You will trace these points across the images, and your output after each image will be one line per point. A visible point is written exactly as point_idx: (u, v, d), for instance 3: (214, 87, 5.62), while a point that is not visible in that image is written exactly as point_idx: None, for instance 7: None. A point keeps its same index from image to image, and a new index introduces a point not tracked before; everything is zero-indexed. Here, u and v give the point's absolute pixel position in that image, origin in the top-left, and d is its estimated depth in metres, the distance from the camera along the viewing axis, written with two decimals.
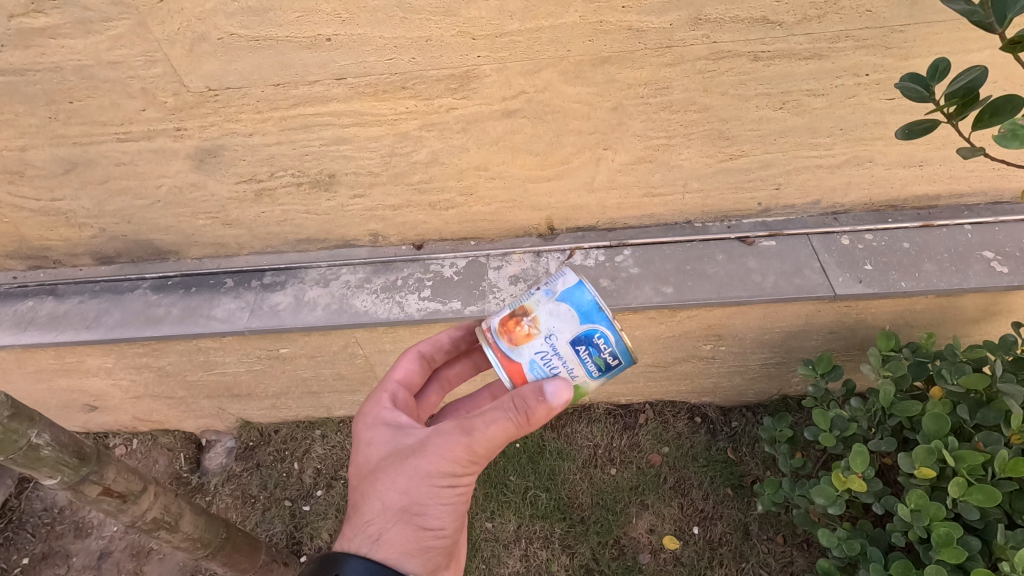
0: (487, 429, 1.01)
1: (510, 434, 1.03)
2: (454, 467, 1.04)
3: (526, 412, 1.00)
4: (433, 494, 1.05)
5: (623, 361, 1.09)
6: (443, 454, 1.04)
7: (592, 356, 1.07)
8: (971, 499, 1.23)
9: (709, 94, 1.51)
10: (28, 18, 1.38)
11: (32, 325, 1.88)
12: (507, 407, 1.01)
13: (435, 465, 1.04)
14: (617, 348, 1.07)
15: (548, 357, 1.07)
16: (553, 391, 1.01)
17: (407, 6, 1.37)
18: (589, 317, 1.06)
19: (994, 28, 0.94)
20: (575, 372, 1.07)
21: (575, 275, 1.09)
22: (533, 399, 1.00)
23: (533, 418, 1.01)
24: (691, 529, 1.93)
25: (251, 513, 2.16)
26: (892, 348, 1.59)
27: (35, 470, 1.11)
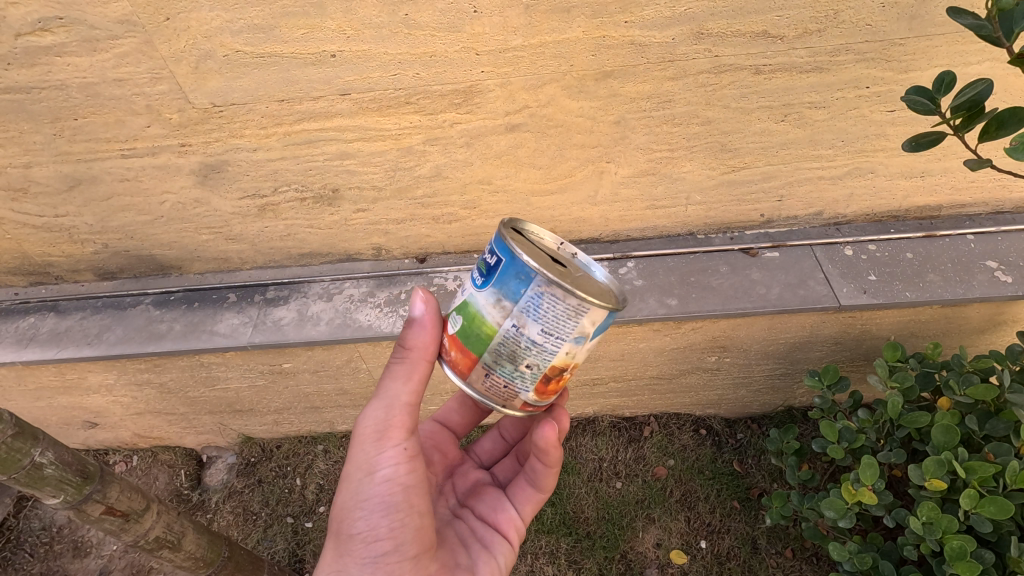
0: (385, 392, 1.11)
1: (409, 383, 1.12)
2: (370, 444, 1.12)
3: (409, 353, 1.11)
4: (358, 488, 1.13)
5: (502, 257, 1.00)
6: (360, 435, 1.14)
7: (476, 263, 1.07)
8: (983, 511, 1.22)
9: (711, 107, 1.52)
10: (35, 37, 1.39)
11: (34, 341, 1.87)
12: (395, 360, 1.13)
13: (352, 453, 1.14)
14: (493, 242, 1.03)
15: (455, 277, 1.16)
16: (413, 301, 1.13)
17: (412, 23, 1.38)
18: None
19: (1002, 43, 0.95)
20: (466, 283, 1.09)
21: None
22: (408, 329, 1.12)
23: (418, 354, 1.12)
24: (698, 543, 1.91)
25: (253, 530, 2.14)
26: (898, 359, 1.58)
27: (37, 489, 1.10)
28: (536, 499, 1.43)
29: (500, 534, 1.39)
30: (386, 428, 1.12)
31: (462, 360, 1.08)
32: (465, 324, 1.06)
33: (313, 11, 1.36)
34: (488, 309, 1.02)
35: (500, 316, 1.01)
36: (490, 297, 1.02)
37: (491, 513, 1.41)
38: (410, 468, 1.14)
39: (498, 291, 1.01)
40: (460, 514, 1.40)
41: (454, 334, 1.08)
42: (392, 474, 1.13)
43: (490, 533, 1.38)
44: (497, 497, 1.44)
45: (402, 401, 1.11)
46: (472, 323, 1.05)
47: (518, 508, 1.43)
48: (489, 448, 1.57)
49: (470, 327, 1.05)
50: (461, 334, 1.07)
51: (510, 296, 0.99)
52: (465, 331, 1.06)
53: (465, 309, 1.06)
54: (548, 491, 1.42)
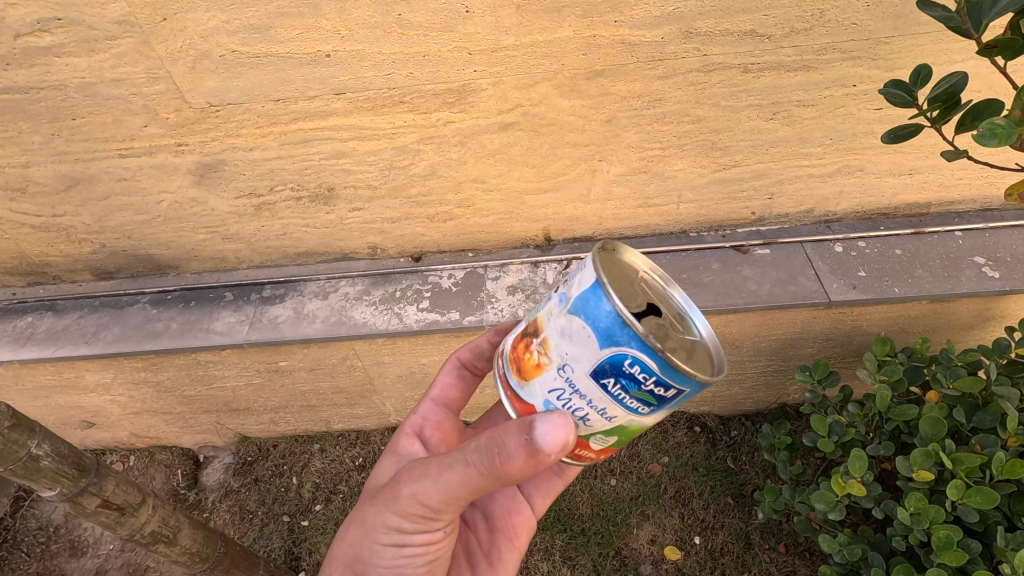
0: (448, 490, 0.99)
1: (471, 478, 0.97)
2: (410, 521, 1.05)
3: (497, 473, 0.94)
4: (383, 550, 1.08)
5: (686, 387, 0.86)
6: (402, 510, 1.04)
7: (628, 391, 0.87)
8: (970, 501, 1.23)
9: (701, 106, 1.55)
10: (34, 38, 1.41)
11: (31, 340, 1.89)
12: (476, 468, 0.95)
13: (386, 514, 1.06)
14: (663, 377, 0.84)
15: (566, 394, 0.92)
16: (541, 431, 0.90)
17: (405, 23, 1.40)
18: (614, 339, 0.84)
19: (970, 34, 0.98)
20: (612, 410, 0.90)
21: (594, 278, 0.87)
22: (510, 453, 0.91)
23: (504, 478, 0.95)
24: (692, 539, 1.92)
25: (249, 529, 2.14)
26: (887, 353, 1.60)
27: (33, 481, 1.11)
28: (553, 492, 1.42)
29: (514, 536, 1.39)
30: (433, 514, 1.03)
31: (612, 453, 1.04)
32: (623, 437, 0.97)
33: (308, 11, 1.38)
34: (654, 419, 0.94)
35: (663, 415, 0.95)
36: (662, 414, 0.93)
37: (504, 517, 1.40)
38: (439, 542, 1.12)
39: (673, 407, 0.91)
40: (469, 517, 1.39)
41: (604, 445, 0.98)
42: (421, 547, 1.10)
43: (502, 537, 1.38)
44: (511, 495, 1.42)
45: (459, 501, 1.01)
46: (634, 433, 0.97)
47: (535, 505, 1.42)
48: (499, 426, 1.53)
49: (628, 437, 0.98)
50: (617, 444, 0.98)
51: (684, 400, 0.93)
52: (622, 440, 0.98)
53: (622, 429, 0.94)
54: (567, 479, 1.43)
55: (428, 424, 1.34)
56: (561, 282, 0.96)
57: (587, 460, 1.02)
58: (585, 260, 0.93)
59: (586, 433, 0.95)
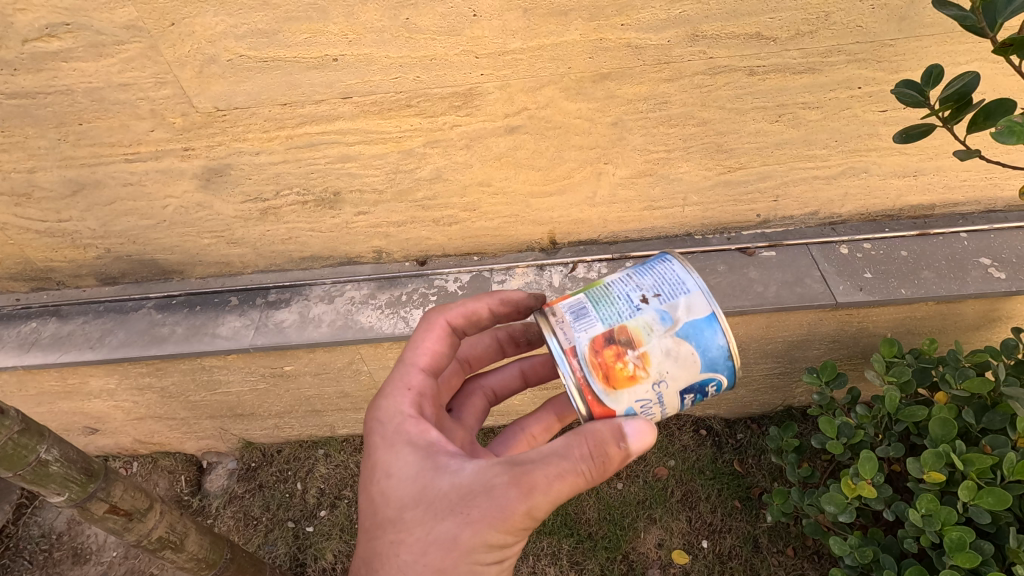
0: (558, 501, 0.95)
1: (578, 486, 0.95)
2: (508, 535, 0.96)
3: (603, 475, 0.96)
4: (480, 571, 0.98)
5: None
6: (499, 525, 0.94)
7: (694, 402, 1.09)
8: (981, 502, 1.23)
9: (707, 108, 1.55)
10: (42, 43, 1.41)
11: (36, 346, 1.88)
12: (584, 472, 0.94)
13: (487, 534, 0.94)
14: (719, 392, 1.12)
15: (651, 402, 1.04)
16: (637, 437, 0.98)
17: (412, 27, 1.41)
18: (711, 364, 1.05)
19: (985, 33, 0.97)
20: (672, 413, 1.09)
21: (710, 312, 1.05)
22: (618, 459, 0.95)
23: (605, 476, 0.97)
24: (700, 543, 1.91)
25: (253, 535, 2.13)
26: (895, 355, 1.59)
27: (42, 486, 1.11)
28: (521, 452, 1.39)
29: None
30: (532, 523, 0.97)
31: None
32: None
33: (316, 15, 1.38)
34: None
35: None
36: None
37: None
38: None
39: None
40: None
41: None
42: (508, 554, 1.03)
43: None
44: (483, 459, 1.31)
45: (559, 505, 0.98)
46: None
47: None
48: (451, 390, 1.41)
49: None
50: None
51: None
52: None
53: None
54: None
55: (426, 400, 1.17)
56: (653, 298, 1.06)
57: None
58: (682, 285, 1.07)
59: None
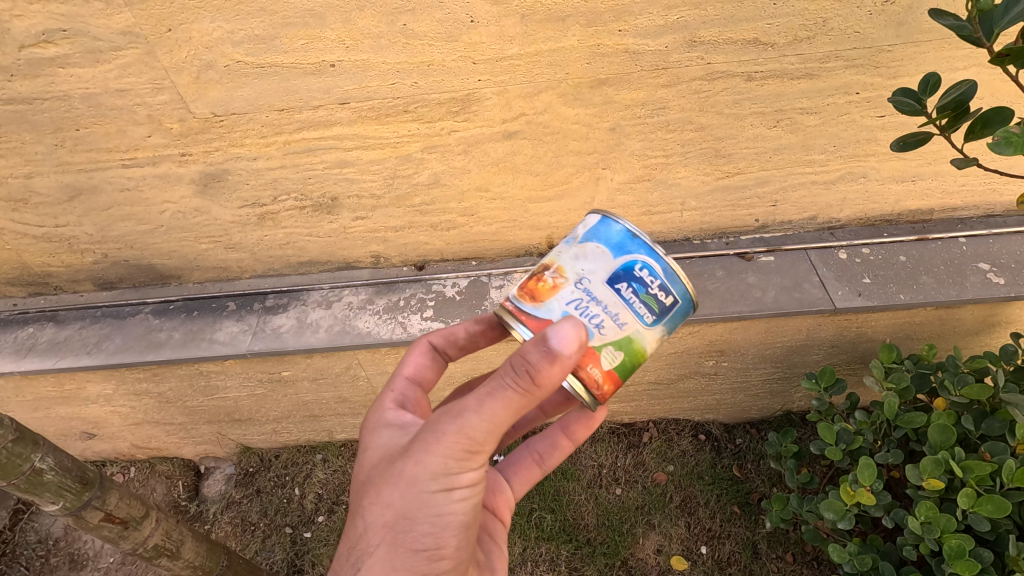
0: (492, 416, 0.91)
1: (515, 400, 0.91)
2: (453, 462, 0.93)
3: (537, 386, 0.90)
4: (429, 503, 0.95)
5: (680, 299, 1.04)
6: (440, 452, 0.92)
7: (636, 293, 1.01)
8: (981, 510, 1.22)
9: (705, 114, 1.55)
10: (39, 49, 1.41)
11: (32, 351, 1.88)
12: (512, 382, 0.90)
13: (424, 461, 0.93)
14: (666, 280, 1.02)
15: (582, 303, 1.01)
16: (560, 332, 0.91)
17: (410, 33, 1.40)
18: (626, 249, 1.03)
19: (982, 43, 0.98)
20: (624, 317, 1.01)
21: (602, 215, 1.09)
22: (548, 363, 0.90)
23: (544, 388, 0.91)
24: (699, 548, 1.90)
25: (251, 541, 2.12)
26: (894, 360, 1.59)
27: (36, 495, 1.11)
28: (531, 477, 1.42)
29: (501, 519, 1.30)
30: (480, 450, 0.93)
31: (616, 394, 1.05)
32: (627, 360, 1.02)
33: (314, 21, 1.38)
34: (652, 344, 1.04)
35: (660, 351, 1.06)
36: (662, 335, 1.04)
37: (490, 498, 1.30)
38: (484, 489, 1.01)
39: (668, 329, 1.05)
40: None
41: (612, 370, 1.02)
42: (470, 491, 0.97)
43: (492, 517, 1.28)
44: (492, 478, 1.34)
45: (505, 429, 0.93)
46: (634, 359, 1.03)
47: (513, 488, 1.38)
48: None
49: (631, 364, 1.04)
50: (620, 369, 1.02)
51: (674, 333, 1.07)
52: (624, 366, 1.03)
53: (630, 344, 1.01)
54: (547, 469, 1.42)
55: (409, 400, 1.22)
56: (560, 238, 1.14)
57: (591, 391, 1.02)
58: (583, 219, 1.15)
59: (598, 343, 1.00)
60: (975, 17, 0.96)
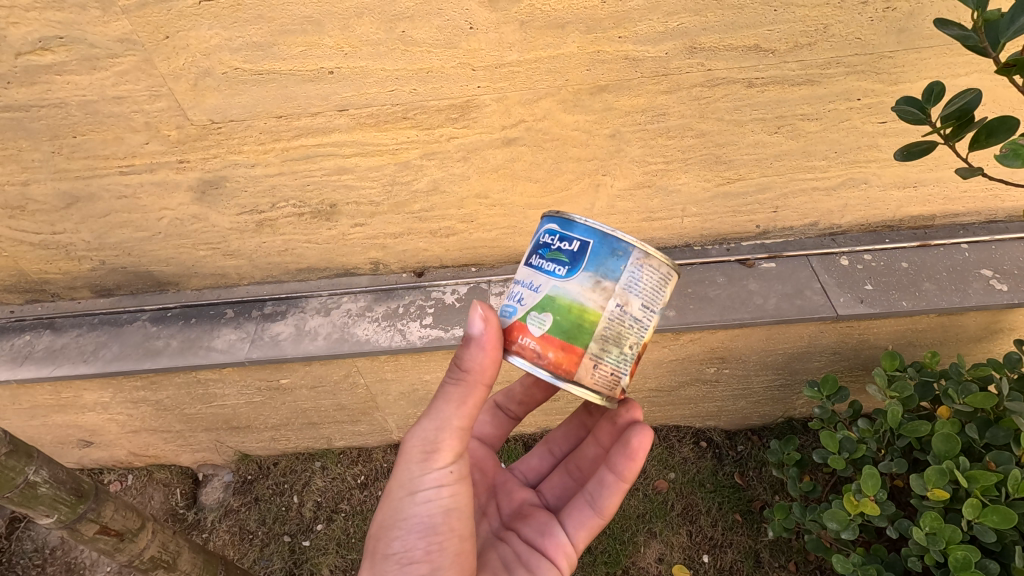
0: (436, 413, 1.01)
1: (456, 396, 1.01)
2: (413, 466, 1.03)
3: (465, 376, 1.01)
4: (399, 508, 1.04)
5: (589, 240, 1.03)
6: (403, 457, 1.04)
7: (545, 257, 1.06)
8: (987, 521, 1.21)
9: (705, 120, 1.54)
10: (36, 56, 1.40)
11: (30, 359, 1.87)
12: (449, 380, 1.02)
13: (394, 470, 1.05)
14: (566, 233, 1.05)
15: (508, 287, 1.10)
16: (471, 318, 1.01)
17: (408, 39, 1.40)
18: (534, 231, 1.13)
19: (987, 52, 0.98)
20: (536, 281, 1.05)
21: None
22: (469, 353, 1.00)
23: (475, 377, 1.01)
24: (701, 557, 1.89)
25: (249, 549, 2.11)
26: (896, 367, 1.58)
27: (30, 508, 1.10)
28: (593, 522, 1.35)
29: (548, 562, 1.29)
30: (435, 451, 1.02)
31: (564, 358, 1.03)
32: (559, 319, 1.03)
33: (312, 28, 1.37)
34: (583, 294, 1.02)
35: (602, 299, 1.02)
36: (586, 282, 1.02)
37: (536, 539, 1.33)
38: (453, 491, 1.05)
39: (594, 273, 1.02)
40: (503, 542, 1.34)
41: (547, 335, 1.03)
42: (433, 492, 1.04)
43: (536, 560, 1.29)
44: (544, 520, 1.36)
45: (454, 427, 1.02)
46: (570, 316, 1.02)
47: (570, 533, 1.34)
48: (535, 468, 1.53)
49: (566, 320, 1.03)
50: (556, 332, 1.03)
51: (609, 275, 1.02)
52: (561, 326, 1.03)
53: (552, 302, 1.03)
54: (606, 515, 1.34)
55: None
56: None
57: (535, 361, 1.04)
58: None
59: (523, 314, 1.05)
60: (980, 28, 0.95)
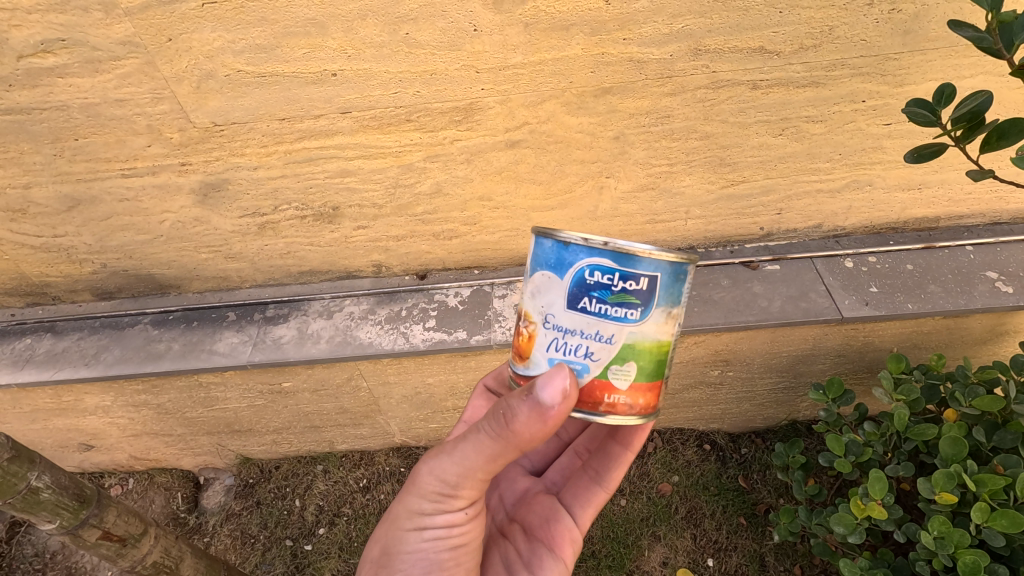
0: (459, 459, 0.99)
1: (489, 448, 0.96)
2: (426, 503, 1.03)
3: (507, 438, 0.94)
4: (405, 539, 1.05)
5: (656, 274, 0.95)
6: (417, 490, 1.04)
7: (605, 300, 0.95)
8: (995, 524, 1.20)
9: (709, 122, 1.54)
10: (38, 59, 1.40)
11: (30, 363, 1.85)
12: (485, 433, 0.96)
13: (406, 498, 1.06)
14: (623, 269, 0.94)
15: (566, 339, 0.98)
16: (547, 381, 0.91)
17: (412, 42, 1.39)
18: (569, 263, 0.96)
19: (1002, 54, 0.99)
20: (607, 331, 0.96)
21: (534, 235, 1.03)
22: (519, 417, 0.92)
23: (515, 442, 0.94)
24: (705, 561, 1.88)
25: (251, 554, 2.10)
26: (902, 370, 1.57)
27: (33, 514, 1.10)
28: (597, 502, 1.36)
29: (555, 549, 1.30)
30: (450, 493, 1.02)
31: (651, 397, 1.02)
32: (642, 364, 0.98)
33: (315, 30, 1.37)
34: (658, 331, 0.98)
35: (672, 328, 1.00)
36: (659, 317, 0.98)
37: (542, 526, 1.33)
38: (463, 532, 1.06)
39: (664, 306, 0.98)
40: (509, 532, 1.34)
41: (636, 382, 0.99)
42: (441, 530, 1.05)
43: (543, 548, 1.29)
44: (549, 506, 1.36)
45: (475, 475, 1.00)
46: (649, 357, 0.99)
47: (576, 516, 1.35)
48: (537, 451, 1.52)
49: (647, 362, 0.99)
50: (642, 376, 0.99)
51: (675, 301, 0.99)
52: (645, 371, 0.99)
53: (632, 349, 0.97)
54: (610, 492, 1.36)
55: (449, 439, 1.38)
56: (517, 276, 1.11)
57: (625, 412, 1.00)
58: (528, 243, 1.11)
59: (600, 370, 0.97)
60: (995, 28, 0.96)
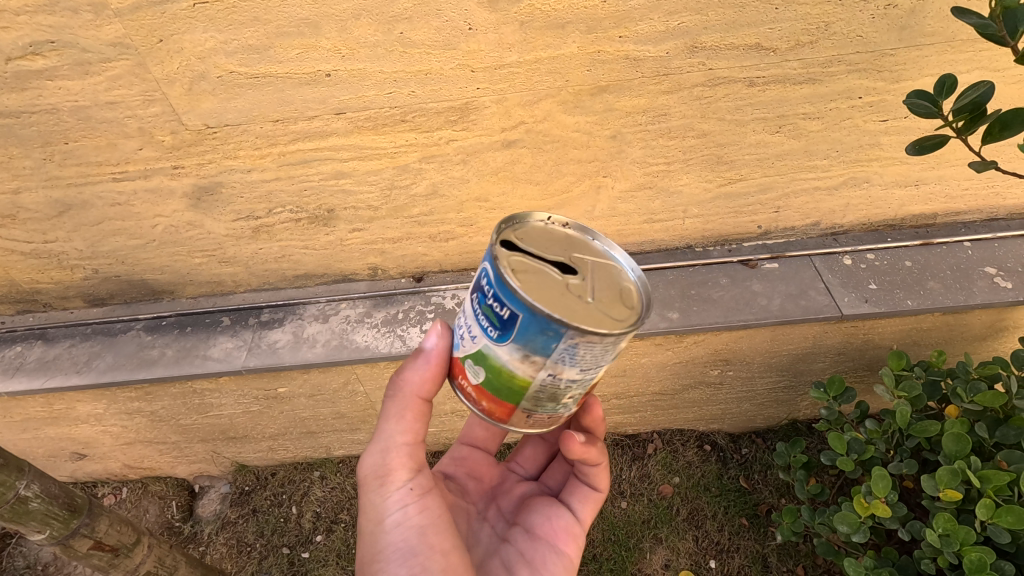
0: (379, 434, 1.06)
1: (403, 411, 1.06)
2: (376, 495, 1.04)
3: (404, 391, 1.06)
4: (372, 541, 1.04)
5: (517, 313, 0.88)
6: (365, 490, 1.06)
7: (481, 310, 0.95)
8: (1002, 521, 1.20)
9: (707, 120, 1.53)
10: (26, 61, 1.37)
11: (20, 372, 1.83)
12: (389, 401, 1.08)
13: (359, 505, 1.08)
14: (498, 293, 0.90)
15: (460, 316, 1.05)
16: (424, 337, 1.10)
17: (406, 41, 1.38)
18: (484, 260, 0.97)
19: (1005, 41, 1.00)
20: (474, 331, 0.98)
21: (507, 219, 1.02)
22: (408, 370, 1.07)
23: (411, 389, 1.06)
24: (707, 563, 1.87)
25: (247, 562, 2.06)
26: (904, 367, 1.56)
27: (21, 524, 1.07)
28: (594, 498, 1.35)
29: (557, 546, 1.28)
30: (392, 472, 1.04)
31: (497, 410, 1.01)
32: (489, 377, 0.98)
33: (309, 30, 1.35)
34: (514, 364, 0.94)
35: (530, 370, 0.93)
36: (514, 352, 0.93)
37: (543, 524, 1.30)
38: (420, 506, 1.05)
39: (521, 346, 0.91)
40: (509, 537, 1.30)
41: (478, 387, 1.01)
42: (400, 512, 1.04)
43: (545, 546, 1.27)
44: (547, 504, 1.34)
45: (405, 440, 1.06)
46: (500, 377, 0.97)
47: (575, 511, 1.33)
48: (530, 457, 1.48)
49: (496, 381, 0.98)
50: (487, 387, 1.00)
51: (539, 351, 0.90)
52: (491, 385, 0.99)
53: (484, 360, 0.98)
54: (604, 488, 1.35)
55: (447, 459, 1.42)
56: None
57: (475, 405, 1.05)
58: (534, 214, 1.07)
59: (463, 357, 1.03)
60: (998, 15, 0.97)
